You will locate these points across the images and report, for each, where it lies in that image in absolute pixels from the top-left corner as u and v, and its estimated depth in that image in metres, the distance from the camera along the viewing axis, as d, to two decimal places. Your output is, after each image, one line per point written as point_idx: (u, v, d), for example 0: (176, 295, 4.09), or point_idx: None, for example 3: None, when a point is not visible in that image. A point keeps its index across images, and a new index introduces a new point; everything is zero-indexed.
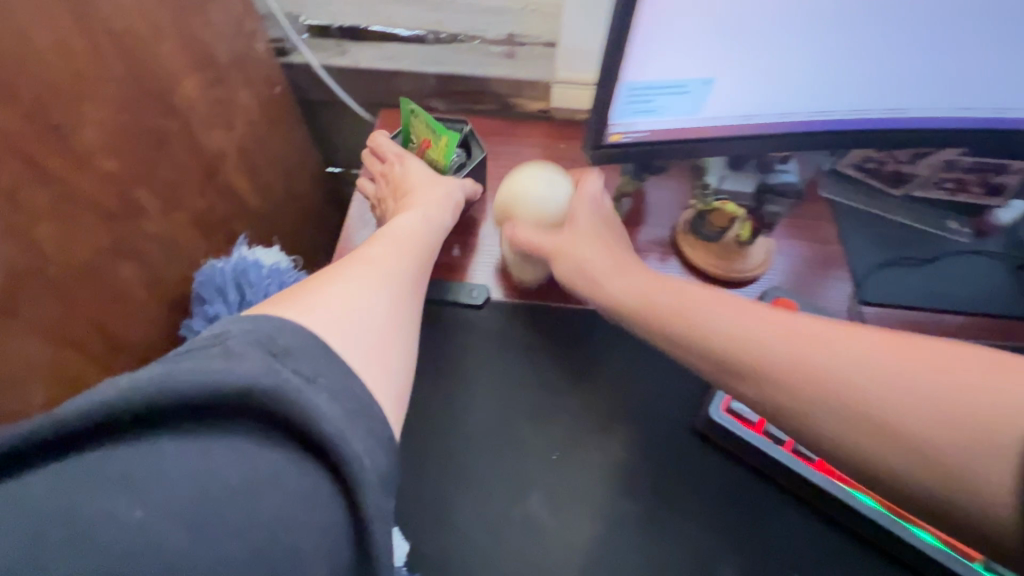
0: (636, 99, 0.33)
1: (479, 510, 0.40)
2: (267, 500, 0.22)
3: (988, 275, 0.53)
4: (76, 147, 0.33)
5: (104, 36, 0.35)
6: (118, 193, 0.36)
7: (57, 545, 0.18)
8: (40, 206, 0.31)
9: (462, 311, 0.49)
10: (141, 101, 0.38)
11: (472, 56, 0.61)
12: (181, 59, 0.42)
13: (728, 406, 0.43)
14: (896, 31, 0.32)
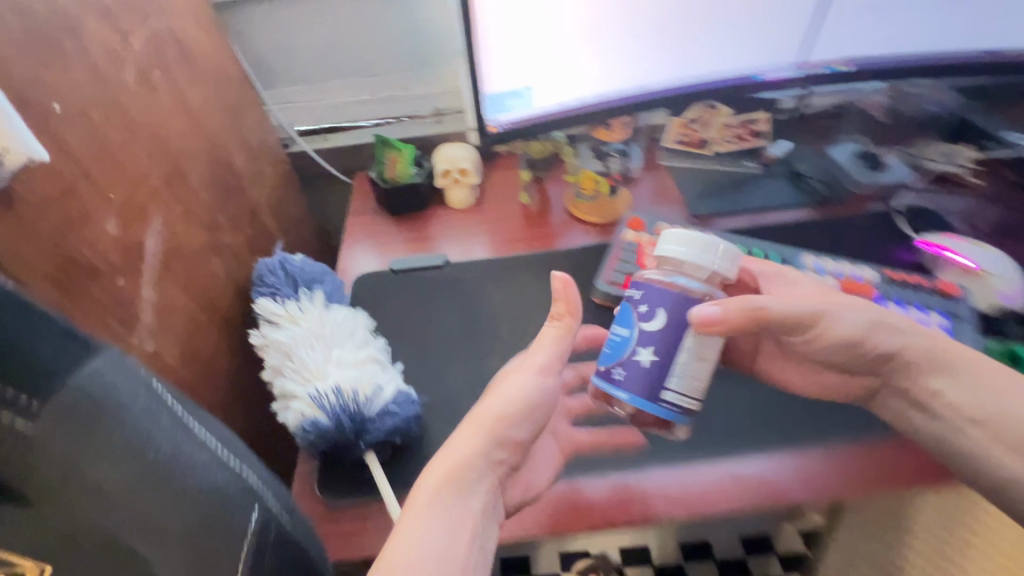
0: (494, 103, 0.61)
1: (461, 374, 0.60)
2: None
3: (774, 186, 0.78)
4: (191, 185, 0.57)
5: (204, 129, 0.61)
6: (210, 212, 0.60)
7: None
8: (179, 213, 0.55)
9: (433, 271, 0.72)
10: (219, 164, 0.64)
11: (414, 127, 0.89)
12: (235, 142, 0.68)
13: (607, 279, 0.66)
14: (624, 45, 0.61)
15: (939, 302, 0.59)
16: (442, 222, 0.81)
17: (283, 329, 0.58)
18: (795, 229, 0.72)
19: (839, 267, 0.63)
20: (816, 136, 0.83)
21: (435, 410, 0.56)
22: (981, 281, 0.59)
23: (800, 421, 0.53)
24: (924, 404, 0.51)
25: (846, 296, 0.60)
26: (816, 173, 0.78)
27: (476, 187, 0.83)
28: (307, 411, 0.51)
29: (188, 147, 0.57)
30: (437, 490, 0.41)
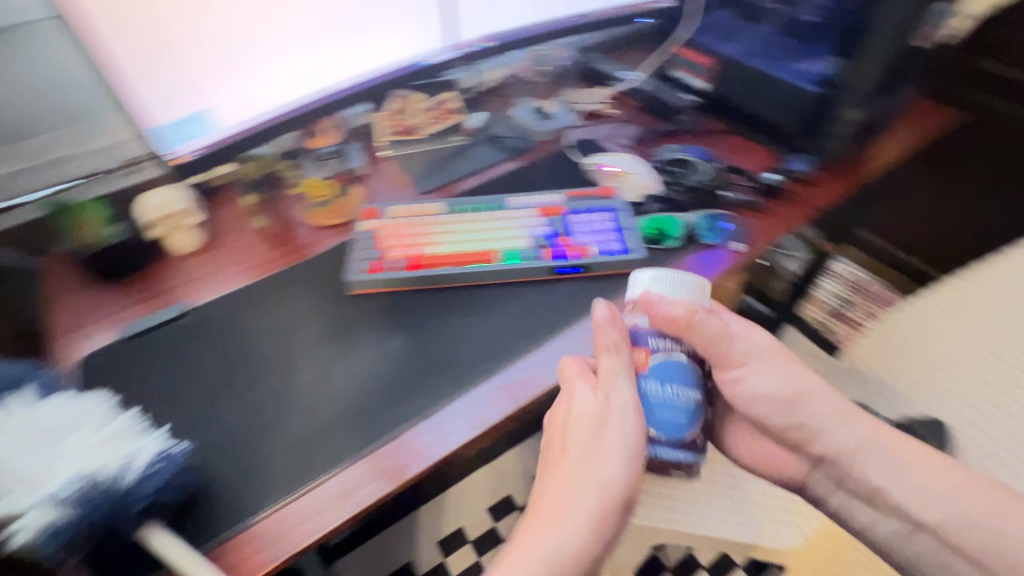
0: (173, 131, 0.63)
1: (230, 409, 0.58)
2: None
3: (480, 151, 0.92)
4: None
5: None
6: None
7: None
8: None
9: (174, 323, 0.67)
10: None
11: (99, 184, 0.77)
12: None
13: (359, 272, 0.69)
14: (280, 56, 0.65)
15: (603, 204, 0.77)
16: (174, 272, 0.74)
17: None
18: (501, 180, 0.86)
19: (535, 198, 0.77)
20: (499, 103, 0.99)
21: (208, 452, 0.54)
22: (625, 179, 0.82)
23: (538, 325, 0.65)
24: (872, 502, 0.64)
25: (544, 219, 0.74)
26: (506, 132, 0.94)
27: (203, 224, 0.78)
28: (41, 520, 0.43)
29: None
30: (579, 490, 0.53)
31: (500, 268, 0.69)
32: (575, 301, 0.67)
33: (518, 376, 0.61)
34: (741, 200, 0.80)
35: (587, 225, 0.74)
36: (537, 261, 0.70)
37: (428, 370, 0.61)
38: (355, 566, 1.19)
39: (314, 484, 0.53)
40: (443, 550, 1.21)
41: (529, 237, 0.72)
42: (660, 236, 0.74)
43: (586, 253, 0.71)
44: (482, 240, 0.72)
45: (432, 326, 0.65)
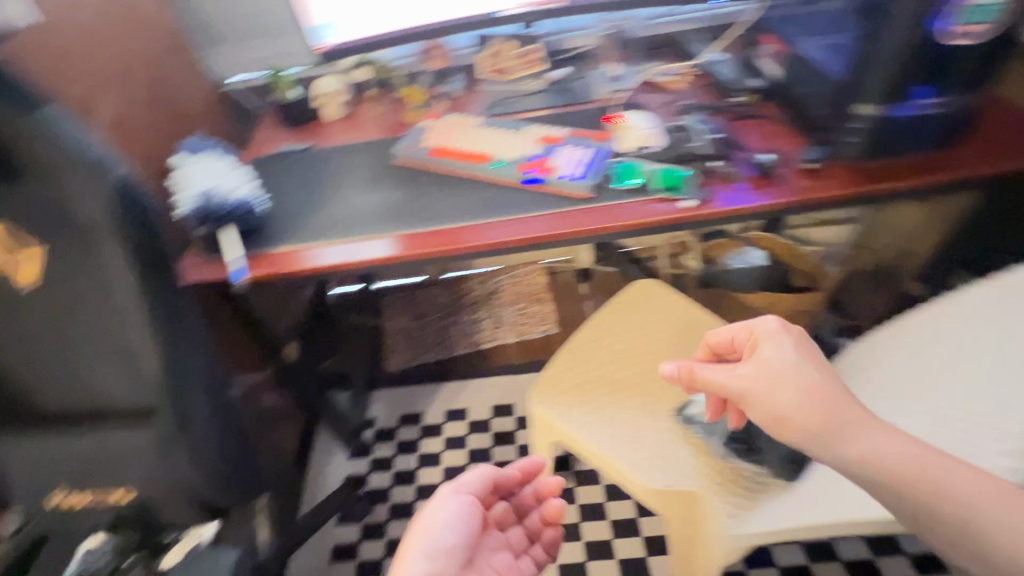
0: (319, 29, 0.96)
1: (305, 197, 0.96)
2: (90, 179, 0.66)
3: (546, 96, 1.12)
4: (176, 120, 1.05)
5: (164, 102, 1.03)
6: (175, 123, 1.04)
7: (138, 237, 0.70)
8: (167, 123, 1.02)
9: (302, 153, 1.07)
10: (163, 109, 1.02)
11: (331, 81, 1.16)
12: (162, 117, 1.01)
13: (411, 142, 0.99)
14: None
15: (589, 144, 0.91)
16: (318, 130, 1.15)
17: (185, 176, 0.90)
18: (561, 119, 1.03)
19: (541, 132, 0.96)
20: (587, 65, 1.17)
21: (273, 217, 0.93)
22: (625, 131, 0.92)
23: (488, 209, 0.85)
24: None
25: (543, 143, 0.92)
26: (572, 84, 1.14)
27: (343, 107, 1.18)
28: (189, 199, 0.85)
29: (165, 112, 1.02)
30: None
31: (497, 166, 0.89)
32: (537, 202, 0.85)
33: (455, 232, 0.83)
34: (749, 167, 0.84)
35: (572, 154, 0.89)
36: (513, 169, 0.89)
37: (407, 212, 0.88)
38: (386, 398, 1.54)
39: (309, 246, 0.87)
40: (445, 416, 1.48)
41: (535, 153, 0.91)
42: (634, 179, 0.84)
43: (553, 172, 0.87)
44: (489, 148, 0.94)
45: (421, 192, 0.91)
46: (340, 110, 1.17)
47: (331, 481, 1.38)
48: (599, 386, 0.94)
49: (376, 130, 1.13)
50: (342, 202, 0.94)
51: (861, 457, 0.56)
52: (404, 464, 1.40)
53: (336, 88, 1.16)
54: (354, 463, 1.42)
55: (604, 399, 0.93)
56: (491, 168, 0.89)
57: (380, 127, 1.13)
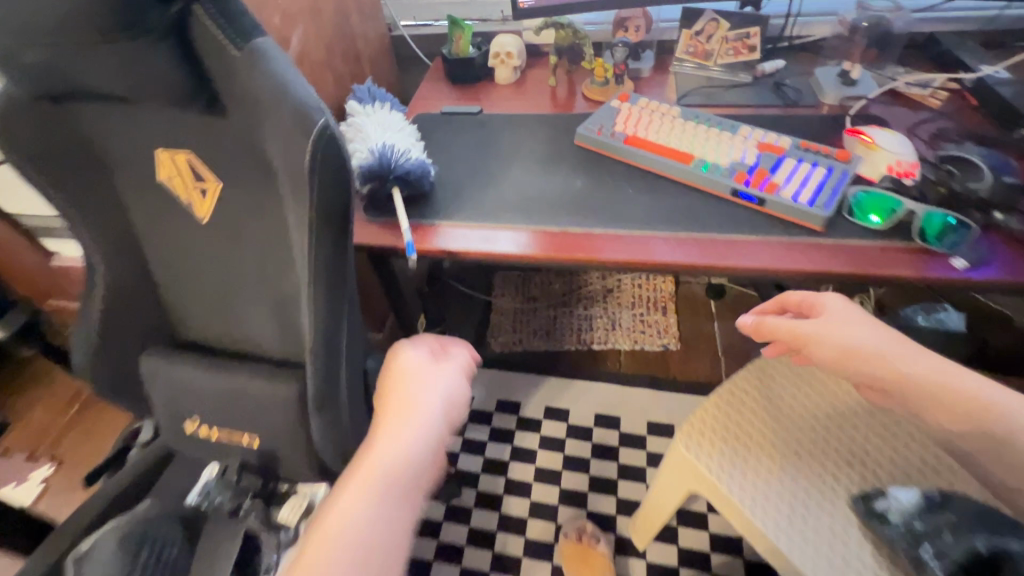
0: None
1: (474, 165, 0.88)
2: (293, 122, 0.59)
3: (755, 92, 0.95)
4: (354, 62, 0.99)
5: (348, 41, 0.97)
6: (355, 66, 0.99)
7: (329, 192, 0.63)
8: (347, 64, 0.97)
9: (470, 116, 0.98)
10: (346, 50, 0.96)
11: (510, 39, 1.05)
12: (345, 59, 0.96)
13: (597, 123, 0.87)
14: None
15: (830, 162, 0.74)
16: (487, 91, 1.06)
17: (356, 129, 0.85)
18: (780, 124, 0.87)
19: (762, 135, 0.80)
20: (808, 60, 0.99)
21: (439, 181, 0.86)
22: (874, 156, 0.74)
23: (690, 222, 0.72)
24: None
25: (759, 152, 0.77)
26: (789, 82, 0.96)
27: (517, 70, 1.07)
28: (362, 155, 0.80)
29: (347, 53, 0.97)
30: (368, 479, 0.51)
31: (709, 174, 0.75)
32: (754, 224, 0.71)
33: (648, 242, 0.71)
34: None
35: (799, 172, 0.73)
36: (730, 180, 0.74)
37: (593, 207, 0.78)
38: (486, 377, 1.49)
39: (474, 224, 0.78)
40: (545, 412, 1.40)
41: (755, 162, 0.76)
42: (881, 218, 0.67)
43: (774, 191, 0.72)
44: (692, 147, 0.80)
45: (607, 185, 0.80)
46: (512, 72, 1.06)
47: None
48: (754, 449, 0.81)
49: (551, 102, 1.02)
50: (517, 180, 0.85)
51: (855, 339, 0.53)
52: (496, 453, 1.35)
53: (514, 48, 1.05)
54: (447, 439, 1.39)
55: (764, 468, 0.80)
56: (697, 175, 0.76)
57: (555, 100, 1.02)
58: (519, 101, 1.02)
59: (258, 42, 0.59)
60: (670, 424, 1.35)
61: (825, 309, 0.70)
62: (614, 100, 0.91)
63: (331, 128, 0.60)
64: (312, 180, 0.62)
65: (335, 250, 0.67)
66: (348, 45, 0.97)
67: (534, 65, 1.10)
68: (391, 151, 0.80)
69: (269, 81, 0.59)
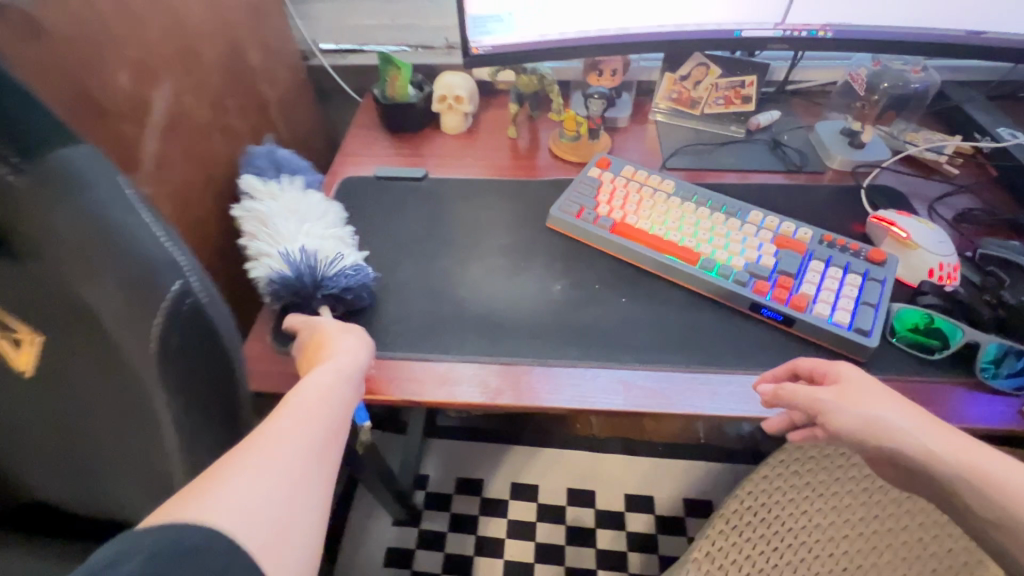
0: (478, 23, 0.67)
1: (419, 256, 0.68)
2: (123, 283, 0.37)
3: (750, 150, 0.81)
4: (257, 110, 0.77)
5: (246, 85, 0.74)
6: (257, 115, 0.77)
7: (195, 384, 0.40)
8: (246, 114, 0.74)
9: (413, 182, 0.78)
10: (242, 97, 0.73)
11: (457, 77, 0.85)
12: (242, 109, 0.73)
13: (571, 201, 0.70)
14: None
15: (860, 264, 0.60)
16: (434, 144, 0.85)
17: (252, 220, 0.65)
18: (784, 196, 0.73)
19: (773, 223, 0.66)
20: (806, 110, 0.86)
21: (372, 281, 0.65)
22: (912, 255, 0.62)
23: (701, 350, 0.57)
24: None
25: (776, 249, 0.63)
26: (789, 140, 0.81)
27: (469, 116, 0.87)
28: (273, 266, 0.60)
29: (245, 100, 0.74)
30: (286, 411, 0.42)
31: (720, 282, 0.60)
32: (777, 349, 0.57)
33: (650, 383, 0.55)
34: None
35: (827, 279, 0.59)
36: (747, 289, 0.59)
37: (573, 322, 0.61)
38: (442, 451, 1.30)
39: (422, 356, 0.58)
40: (511, 491, 1.24)
41: (773, 264, 0.61)
42: (940, 345, 0.55)
43: (803, 307, 0.57)
44: (696, 239, 0.65)
45: (591, 290, 0.63)
46: (462, 119, 0.86)
47: (371, 550, 1.17)
48: None
49: (511, 157, 0.83)
50: (475, 278, 0.66)
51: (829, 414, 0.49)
52: (457, 545, 1.18)
53: (463, 90, 0.85)
54: (400, 531, 1.20)
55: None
56: (705, 281, 0.61)
57: (516, 154, 0.84)
58: (472, 157, 0.83)
59: (64, 159, 0.36)
60: (650, 496, 1.22)
61: (850, 377, 0.49)
62: (589, 166, 0.74)
63: (190, 284, 0.38)
64: (162, 371, 0.38)
65: (224, 456, 0.44)
66: (246, 90, 0.75)
67: (488, 107, 0.91)
68: (312, 257, 0.61)
69: (87, 223, 0.36)
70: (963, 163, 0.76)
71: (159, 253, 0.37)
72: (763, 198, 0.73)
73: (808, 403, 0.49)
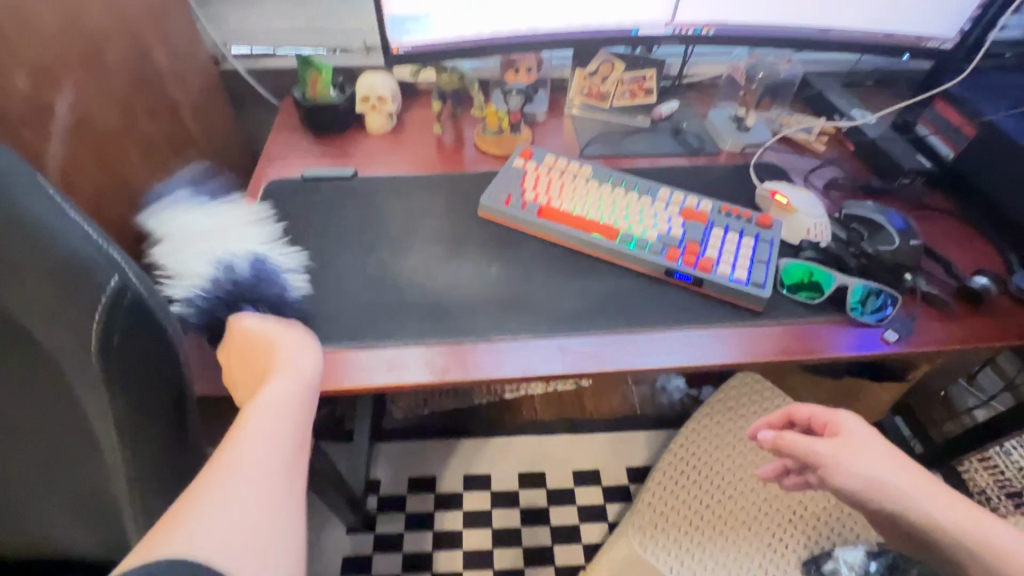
0: (396, 24, 0.69)
1: (356, 250, 0.70)
2: (53, 279, 0.35)
3: (657, 137, 0.90)
4: (171, 115, 0.75)
5: (157, 89, 0.72)
6: (170, 120, 0.74)
7: (140, 378, 0.39)
8: (159, 120, 0.72)
9: (343, 181, 0.79)
10: (153, 101, 0.71)
11: (378, 77, 0.87)
12: (153, 112, 0.71)
13: (498, 190, 0.74)
14: None
15: (752, 229, 0.70)
16: (360, 144, 0.86)
17: None
18: (687, 175, 0.82)
19: (680, 199, 0.74)
20: (701, 100, 0.96)
21: (309, 279, 0.66)
22: (792, 217, 0.72)
23: (627, 313, 0.63)
24: None
25: (683, 221, 0.70)
26: (688, 127, 0.91)
27: (394, 116, 0.89)
28: None
29: (156, 104, 0.72)
30: (257, 416, 0.44)
31: (639, 253, 0.67)
32: (689, 307, 0.64)
33: (584, 348, 0.61)
34: (932, 292, 0.66)
35: (727, 243, 0.68)
36: (662, 257, 0.67)
37: (510, 299, 0.65)
38: (393, 453, 1.30)
39: (367, 345, 0.60)
40: (464, 483, 1.26)
41: (683, 235, 0.69)
42: (817, 291, 0.65)
43: (709, 268, 0.65)
44: (615, 216, 0.71)
45: (525, 270, 0.68)
46: (386, 118, 0.88)
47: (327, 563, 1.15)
48: (697, 525, 0.77)
49: (438, 152, 0.86)
50: (411, 268, 0.68)
51: (841, 466, 0.56)
52: (415, 543, 1.18)
53: (386, 89, 0.86)
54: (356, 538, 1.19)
55: (699, 554, 0.75)
56: (626, 254, 0.67)
57: (443, 149, 0.87)
58: (400, 154, 0.85)
59: None
60: (596, 470, 1.29)
61: (850, 433, 0.58)
62: (514, 157, 0.79)
63: (129, 276, 0.38)
64: (103, 367, 0.37)
65: (168, 451, 0.43)
66: (157, 93, 0.72)
67: (412, 107, 0.93)
68: None
69: None
70: (829, 139, 0.89)
71: (91, 246, 0.36)
72: (669, 178, 0.82)
73: (805, 453, 0.57)
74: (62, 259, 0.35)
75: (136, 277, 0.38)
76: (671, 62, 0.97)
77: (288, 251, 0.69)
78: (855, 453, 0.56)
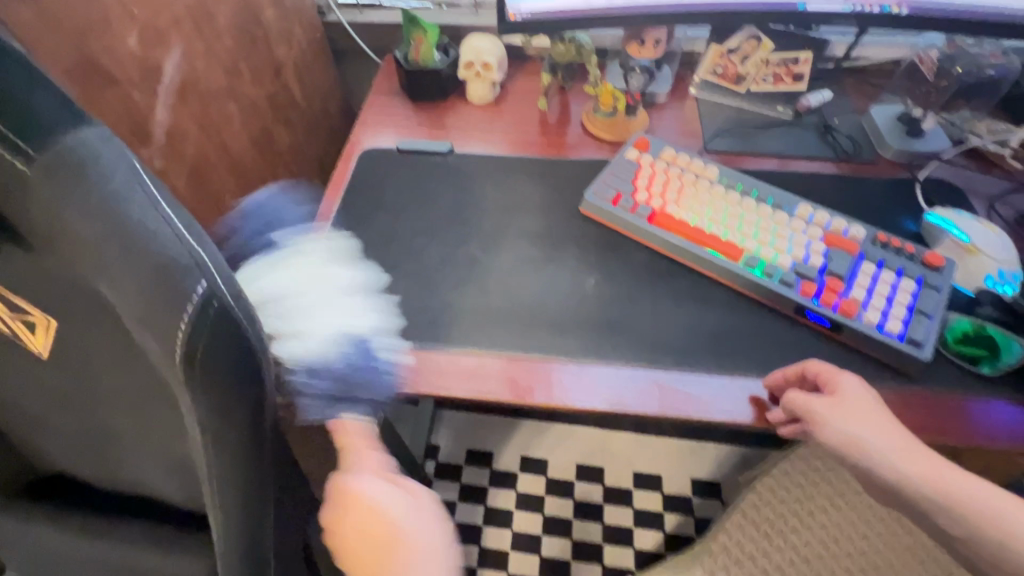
0: None
1: (444, 237, 0.65)
2: (142, 280, 0.33)
3: (800, 133, 0.76)
4: (273, 73, 0.72)
5: (262, 46, 0.69)
6: (272, 78, 0.72)
7: (223, 385, 0.38)
8: (262, 78, 0.69)
9: (438, 157, 0.74)
10: (258, 59, 0.69)
11: (485, 41, 0.79)
12: (256, 71, 0.68)
13: (605, 184, 0.66)
14: None
15: (912, 268, 0.57)
16: (459, 114, 0.80)
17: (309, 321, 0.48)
18: (833, 186, 0.69)
19: (822, 219, 0.62)
20: (860, 92, 0.80)
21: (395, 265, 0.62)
22: (971, 259, 0.58)
23: (742, 354, 0.55)
24: None
25: (824, 247, 0.59)
26: (840, 124, 0.76)
27: (497, 85, 0.81)
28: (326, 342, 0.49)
29: (261, 61, 0.69)
30: None
31: (765, 282, 0.57)
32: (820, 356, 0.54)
33: (686, 386, 0.53)
34: None
35: (878, 283, 0.56)
36: (794, 291, 0.56)
37: (606, 316, 0.58)
38: (455, 424, 1.31)
39: (448, 348, 0.56)
40: (521, 465, 1.25)
41: (822, 265, 0.58)
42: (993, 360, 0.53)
43: (853, 313, 0.54)
44: (740, 232, 0.61)
45: (626, 284, 0.60)
46: (490, 87, 0.81)
47: None
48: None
49: (541, 130, 0.78)
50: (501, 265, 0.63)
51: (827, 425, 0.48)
52: (468, 515, 1.20)
53: (494, 56, 0.79)
54: None
55: None
56: (748, 281, 0.58)
57: (546, 128, 0.78)
58: (500, 130, 0.78)
59: (72, 141, 0.32)
60: (659, 475, 1.23)
61: (847, 393, 0.48)
62: (626, 146, 0.70)
63: (215, 284, 0.36)
64: (189, 372, 0.36)
65: (251, 450, 0.42)
66: (262, 50, 0.69)
67: (517, 75, 0.85)
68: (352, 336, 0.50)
69: (96, 210, 0.32)
70: None
71: (180, 248, 0.34)
72: (809, 188, 0.69)
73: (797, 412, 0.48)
74: (151, 260, 0.33)
75: (223, 284, 0.36)
76: (833, 41, 0.81)
77: (375, 230, 0.66)
78: (847, 414, 0.48)
